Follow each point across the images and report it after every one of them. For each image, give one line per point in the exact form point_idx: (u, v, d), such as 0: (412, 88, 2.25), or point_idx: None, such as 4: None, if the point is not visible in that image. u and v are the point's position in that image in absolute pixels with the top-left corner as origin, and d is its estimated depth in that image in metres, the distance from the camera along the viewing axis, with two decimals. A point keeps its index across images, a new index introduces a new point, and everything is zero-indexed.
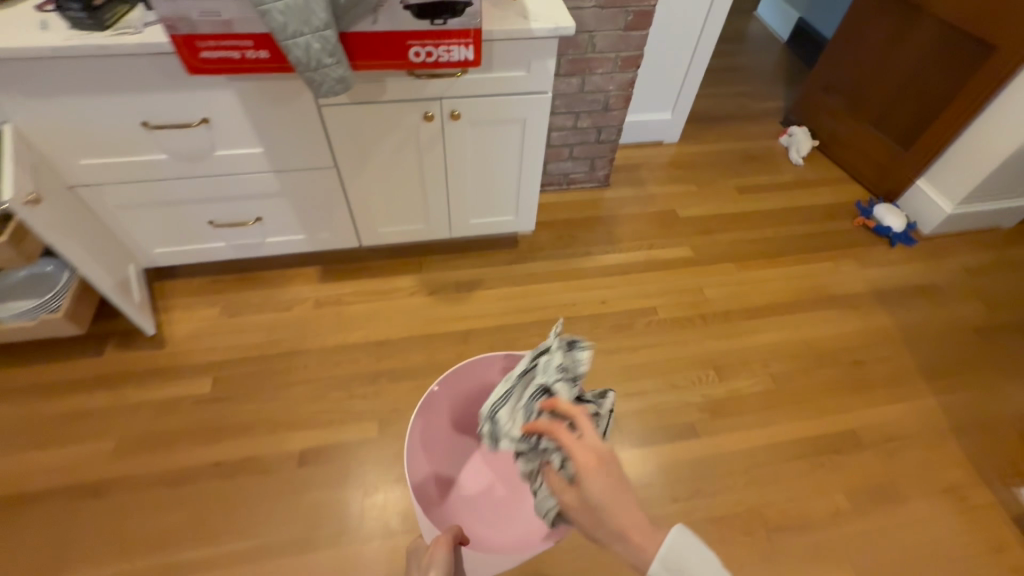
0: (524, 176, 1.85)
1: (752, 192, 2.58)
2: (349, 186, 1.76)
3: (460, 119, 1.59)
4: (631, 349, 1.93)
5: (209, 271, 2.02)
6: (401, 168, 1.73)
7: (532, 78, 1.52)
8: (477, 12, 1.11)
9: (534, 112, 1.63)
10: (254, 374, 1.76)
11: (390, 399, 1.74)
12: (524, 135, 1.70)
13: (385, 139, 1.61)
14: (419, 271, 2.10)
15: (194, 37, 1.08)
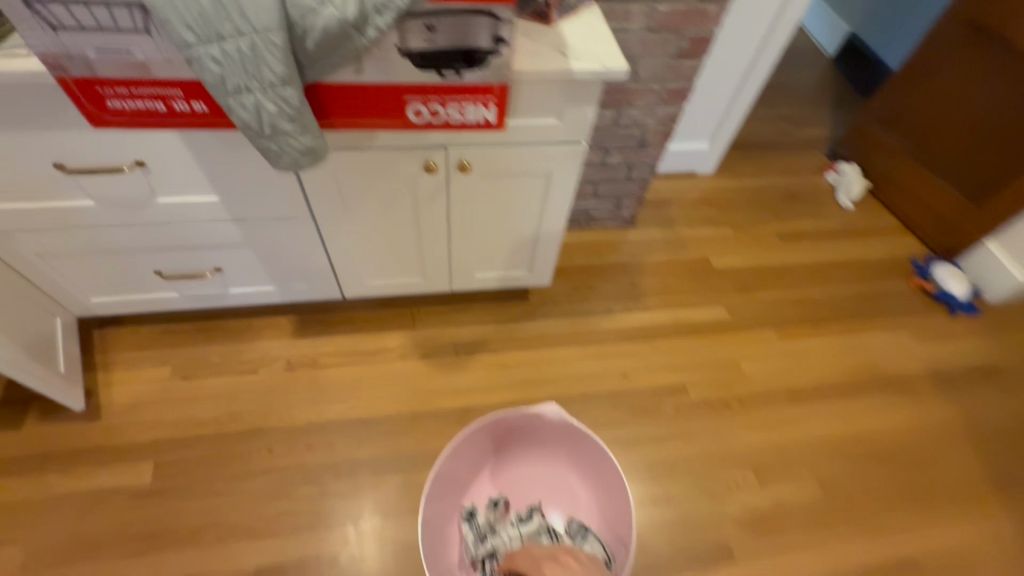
0: (542, 233, 1.53)
1: (795, 240, 2.27)
2: (331, 238, 1.43)
3: (469, 171, 1.26)
4: (656, 439, 1.65)
5: (162, 319, 1.70)
6: (394, 220, 1.41)
7: (563, 128, 1.19)
8: (504, 63, 0.95)
9: (561, 166, 1.30)
10: (207, 459, 1.46)
11: (368, 498, 1.45)
12: (547, 190, 1.37)
13: (374, 189, 1.29)
14: (411, 327, 1.78)
15: (96, 81, 0.91)
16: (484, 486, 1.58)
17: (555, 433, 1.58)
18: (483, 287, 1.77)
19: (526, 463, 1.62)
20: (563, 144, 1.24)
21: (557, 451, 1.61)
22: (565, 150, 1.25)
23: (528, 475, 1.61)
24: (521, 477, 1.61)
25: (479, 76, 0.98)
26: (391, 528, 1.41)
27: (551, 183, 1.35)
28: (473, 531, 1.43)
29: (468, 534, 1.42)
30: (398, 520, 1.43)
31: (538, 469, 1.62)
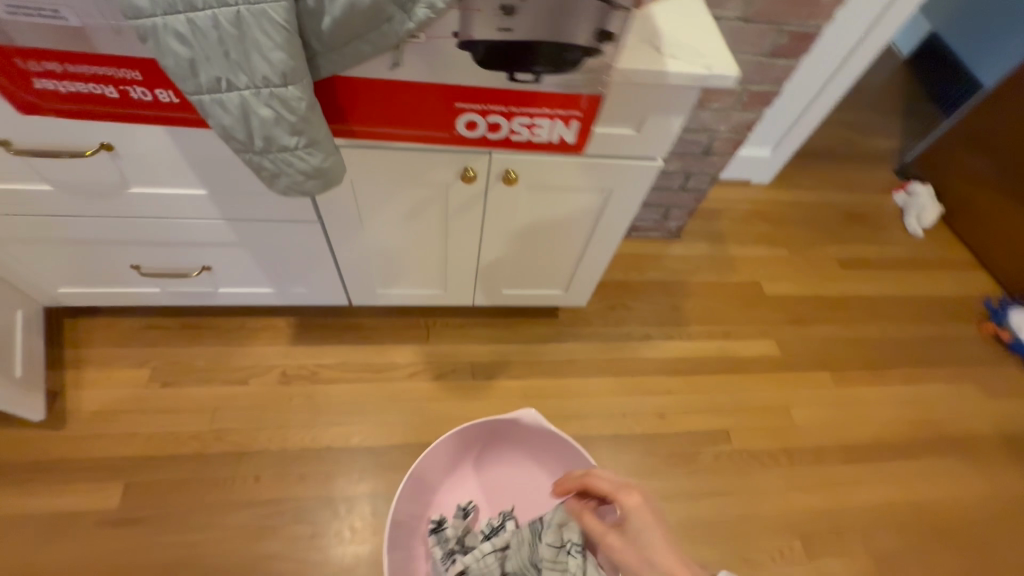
0: (587, 254, 1.30)
1: (857, 268, 2.03)
2: (339, 243, 1.21)
3: (514, 183, 1.03)
4: (692, 494, 1.46)
5: (144, 313, 1.50)
6: (416, 229, 1.18)
7: (638, 141, 0.96)
8: (600, 72, 0.79)
9: (624, 184, 1.06)
10: (184, 484, 1.29)
11: (365, 543, 1.28)
12: (601, 209, 1.14)
13: (396, 194, 1.06)
14: (425, 341, 1.58)
15: (21, 57, 0.75)
16: (457, 493, 1.37)
17: (539, 441, 1.36)
18: (509, 303, 1.55)
19: (505, 468, 1.40)
20: (632, 160, 1.00)
21: (542, 458, 1.38)
22: (634, 166, 1.02)
23: (508, 481, 1.40)
24: (500, 483, 1.40)
25: (563, 82, 0.80)
26: None
27: (608, 201, 1.12)
28: (440, 546, 1.23)
29: (434, 550, 1.22)
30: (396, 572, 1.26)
31: (518, 473, 1.40)
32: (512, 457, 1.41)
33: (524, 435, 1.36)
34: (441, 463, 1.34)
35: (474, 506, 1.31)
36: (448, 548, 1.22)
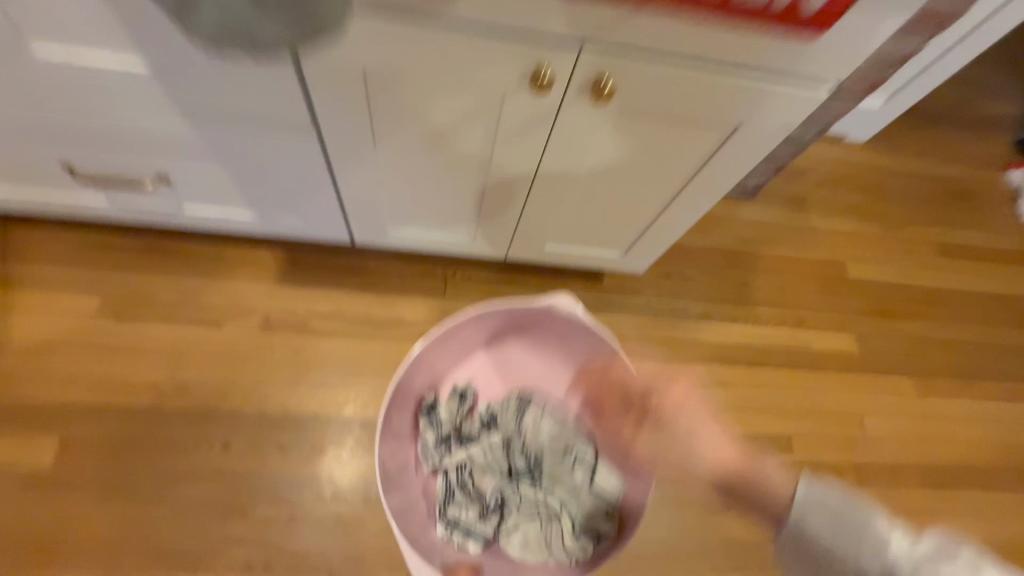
0: (663, 215, 0.99)
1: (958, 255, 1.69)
2: (343, 161, 0.90)
3: (603, 102, 0.72)
4: (741, 509, 1.24)
5: (92, 226, 1.20)
6: (448, 153, 0.87)
7: (799, 55, 0.65)
8: None
9: (754, 125, 0.75)
10: (137, 446, 1.06)
11: (353, 536, 1.06)
12: (704, 157, 0.82)
13: (430, 98, 0.74)
14: (441, 295, 1.29)
15: None
16: (455, 372, 1.09)
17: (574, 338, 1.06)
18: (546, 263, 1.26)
19: (516, 353, 1.11)
20: (778, 85, 0.69)
21: (564, 354, 1.09)
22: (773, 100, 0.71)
23: (514, 367, 1.11)
24: (507, 368, 1.12)
25: None
26: None
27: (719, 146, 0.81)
28: (433, 430, 1.01)
29: (426, 433, 1.01)
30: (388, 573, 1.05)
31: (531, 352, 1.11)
32: (527, 343, 1.11)
33: (557, 327, 1.05)
34: (447, 346, 1.04)
35: (473, 389, 1.07)
36: (443, 433, 1.02)
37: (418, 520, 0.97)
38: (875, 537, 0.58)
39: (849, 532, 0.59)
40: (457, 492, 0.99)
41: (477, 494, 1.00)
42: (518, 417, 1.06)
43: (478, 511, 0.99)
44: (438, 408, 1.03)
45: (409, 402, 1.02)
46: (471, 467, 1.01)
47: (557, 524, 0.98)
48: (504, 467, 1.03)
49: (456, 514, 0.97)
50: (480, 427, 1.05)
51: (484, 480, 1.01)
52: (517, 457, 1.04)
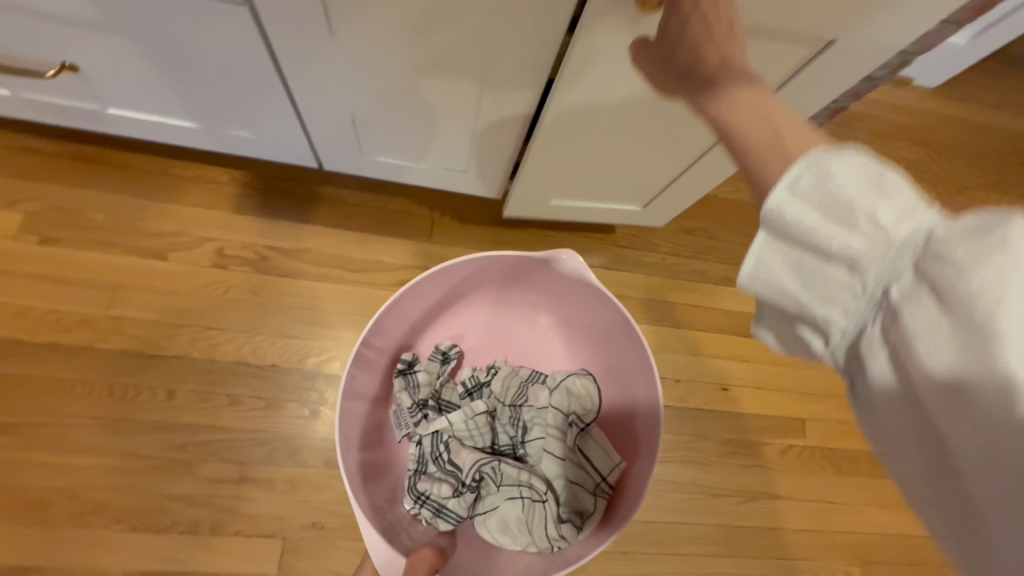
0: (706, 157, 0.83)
1: None
2: (304, 57, 0.69)
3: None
4: (743, 494, 1.14)
5: (18, 130, 1.03)
6: (441, 50, 0.66)
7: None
8: None
9: (863, 45, 0.58)
10: (68, 387, 0.94)
11: (312, 501, 0.95)
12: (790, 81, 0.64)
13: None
14: (426, 236, 1.11)
15: None
16: (438, 332, 0.96)
17: (577, 299, 0.91)
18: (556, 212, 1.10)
19: (509, 315, 0.98)
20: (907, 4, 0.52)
21: (565, 319, 0.96)
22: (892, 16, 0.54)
23: (505, 332, 0.98)
24: (500, 329, 0.98)
25: None
26: (338, 554, 0.94)
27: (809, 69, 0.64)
28: (408, 394, 0.88)
29: (400, 397, 0.88)
30: (349, 543, 0.95)
31: (531, 315, 0.98)
32: (523, 307, 0.97)
33: (557, 289, 0.91)
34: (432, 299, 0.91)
35: (458, 352, 0.93)
36: (420, 399, 0.88)
37: (385, 491, 0.85)
38: (869, 216, 0.29)
39: (830, 221, 0.30)
40: (430, 464, 0.84)
41: (453, 467, 0.83)
42: (508, 387, 0.91)
43: (453, 485, 0.82)
44: (416, 370, 0.90)
45: (384, 361, 0.89)
46: (449, 435, 0.86)
47: (542, 503, 0.80)
48: (486, 438, 0.88)
49: (427, 487, 0.81)
50: (463, 395, 0.92)
51: (462, 451, 0.84)
52: (503, 431, 0.89)
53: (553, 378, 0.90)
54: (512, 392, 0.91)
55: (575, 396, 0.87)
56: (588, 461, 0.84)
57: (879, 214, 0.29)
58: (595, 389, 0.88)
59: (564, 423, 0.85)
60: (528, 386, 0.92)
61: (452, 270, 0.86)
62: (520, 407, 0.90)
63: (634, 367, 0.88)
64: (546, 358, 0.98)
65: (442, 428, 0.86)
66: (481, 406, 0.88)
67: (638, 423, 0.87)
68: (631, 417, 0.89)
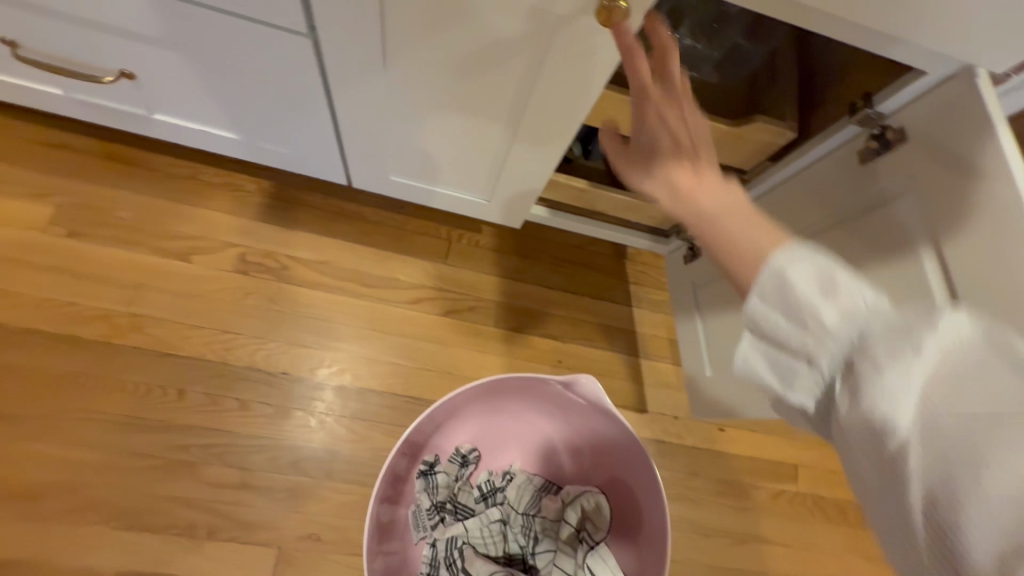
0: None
1: None
2: (364, 94, 0.75)
3: None
4: (733, 536, 1.15)
5: (60, 126, 1.06)
6: (486, 91, 0.71)
7: (936, 97, 0.57)
8: None
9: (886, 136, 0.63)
10: (78, 380, 0.95)
11: (310, 512, 0.96)
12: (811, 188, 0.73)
13: (480, 15, 0.59)
14: (443, 258, 1.15)
15: None
16: (461, 432, 0.92)
17: (594, 420, 0.87)
18: (580, 228, 1.13)
19: (527, 425, 0.93)
20: (894, 128, 0.62)
21: (584, 439, 0.91)
22: (880, 123, 0.64)
23: (529, 442, 0.95)
24: (519, 435, 0.94)
25: None
26: (332, 570, 0.94)
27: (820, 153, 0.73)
28: (428, 495, 0.87)
29: (420, 497, 0.86)
30: (344, 557, 0.95)
31: (547, 426, 0.93)
32: (541, 419, 0.92)
33: (580, 414, 0.88)
34: (456, 404, 0.87)
35: (478, 456, 0.91)
36: (438, 500, 0.87)
37: None
38: (817, 323, 0.36)
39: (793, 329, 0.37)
40: (443, 569, 0.82)
41: None
42: (523, 496, 0.89)
43: None
44: (437, 471, 0.88)
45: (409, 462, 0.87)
46: (463, 541, 0.84)
47: None
48: (501, 547, 0.85)
49: None
50: (478, 499, 0.90)
51: (476, 561, 0.82)
52: (515, 539, 0.86)
53: (568, 494, 0.88)
54: (527, 500, 0.88)
55: (587, 514, 0.85)
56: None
57: (825, 316, 0.36)
58: (605, 507, 0.85)
59: (575, 540, 0.84)
60: (541, 497, 0.89)
61: (489, 385, 0.86)
62: (532, 517, 0.87)
63: (647, 500, 0.84)
64: (569, 473, 0.94)
65: (457, 536, 0.83)
66: (497, 515, 0.87)
67: (647, 545, 0.84)
68: (637, 533, 0.87)
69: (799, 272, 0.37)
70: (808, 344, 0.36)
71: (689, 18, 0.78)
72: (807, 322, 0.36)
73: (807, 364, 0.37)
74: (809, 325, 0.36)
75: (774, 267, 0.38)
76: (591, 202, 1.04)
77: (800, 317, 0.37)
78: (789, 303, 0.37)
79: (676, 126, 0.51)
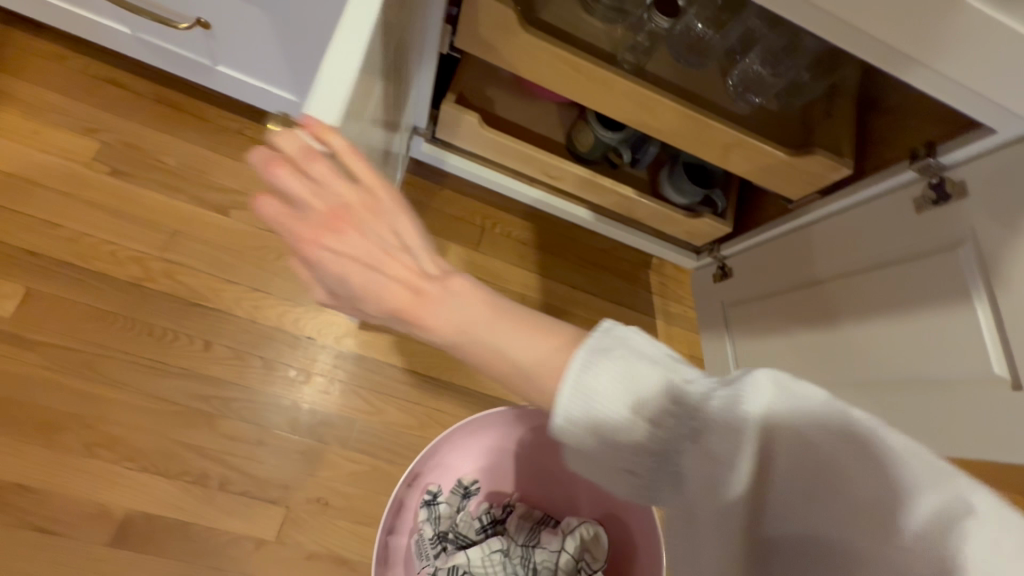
0: (770, 251, 0.96)
1: None
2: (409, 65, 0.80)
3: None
4: None
5: (115, 64, 1.06)
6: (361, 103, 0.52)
7: (1001, 156, 0.61)
8: None
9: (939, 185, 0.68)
10: (106, 318, 0.95)
11: (320, 476, 0.97)
12: (868, 225, 0.78)
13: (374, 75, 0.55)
14: (475, 246, 1.16)
15: None
16: (461, 461, 0.90)
17: None
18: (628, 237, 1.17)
19: (518, 459, 0.92)
20: (953, 181, 0.66)
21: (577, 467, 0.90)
22: (939, 173, 0.68)
23: (532, 468, 0.92)
24: (513, 468, 0.92)
25: None
26: (336, 536, 0.96)
27: (874, 192, 0.77)
28: (430, 525, 0.85)
29: (422, 526, 0.84)
30: (348, 524, 0.97)
31: (536, 455, 0.91)
32: (530, 450, 0.91)
33: None
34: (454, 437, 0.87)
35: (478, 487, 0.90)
36: (440, 530, 0.85)
37: None
38: (637, 414, 0.37)
39: (611, 413, 0.37)
40: None
41: None
42: (523, 526, 0.86)
43: None
44: (439, 501, 0.86)
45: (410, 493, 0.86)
46: (465, 571, 0.80)
47: None
48: None
49: None
50: (479, 530, 0.87)
51: None
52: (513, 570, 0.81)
53: (567, 527, 0.84)
54: (526, 532, 0.85)
55: (586, 543, 0.81)
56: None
57: (640, 409, 0.37)
58: (602, 536, 0.81)
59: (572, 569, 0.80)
60: (541, 529, 0.86)
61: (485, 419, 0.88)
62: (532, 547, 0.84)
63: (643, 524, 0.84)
64: (566, 498, 0.92)
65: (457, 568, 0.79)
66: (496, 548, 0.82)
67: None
68: (634, 558, 0.85)
69: (601, 371, 0.38)
70: (622, 447, 0.37)
71: (763, 44, 0.80)
72: (624, 412, 0.37)
73: (634, 442, 0.37)
74: (631, 414, 0.37)
75: (586, 357, 0.39)
76: (630, 210, 1.06)
77: (631, 399, 0.37)
78: (608, 400, 0.37)
79: (369, 240, 0.41)
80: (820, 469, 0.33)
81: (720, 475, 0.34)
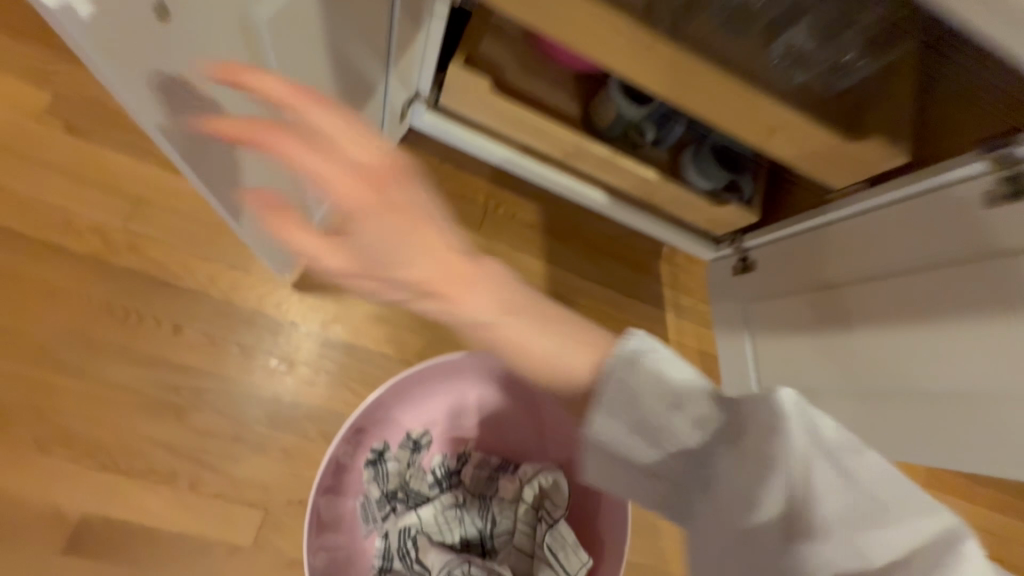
0: (804, 243, 0.88)
1: None
2: (412, 17, 0.70)
3: None
4: None
5: None
6: None
7: None
8: None
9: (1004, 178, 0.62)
10: (60, 296, 0.84)
11: (303, 476, 0.88)
12: (925, 219, 0.70)
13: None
14: (478, 227, 1.07)
15: None
16: (409, 414, 0.85)
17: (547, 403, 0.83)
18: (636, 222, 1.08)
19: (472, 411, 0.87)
20: None
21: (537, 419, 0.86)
22: (1016, 164, 0.61)
23: (488, 418, 0.87)
24: (466, 420, 0.87)
25: None
26: None
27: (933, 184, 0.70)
28: (377, 484, 0.80)
29: (369, 487, 0.80)
30: None
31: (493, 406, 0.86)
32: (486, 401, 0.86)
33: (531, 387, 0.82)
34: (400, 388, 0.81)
35: (429, 439, 0.84)
36: (388, 489, 0.80)
37: None
38: (683, 418, 0.42)
39: (647, 398, 0.42)
40: (396, 560, 0.77)
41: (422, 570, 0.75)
42: (478, 477, 0.82)
43: None
44: (386, 459, 0.81)
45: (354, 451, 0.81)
46: (416, 530, 0.77)
47: None
48: (458, 534, 0.77)
49: None
50: (432, 484, 0.82)
51: (429, 551, 0.75)
52: (471, 522, 0.78)
53: (525, 472, 0.80)
54: (482, 482, 0.82)
55: (547, 492, 0.77)
56: (557, 560, 0.71)
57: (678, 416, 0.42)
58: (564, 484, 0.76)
59: (532, 517, 0.77)
60: (499, 477, 0.82)
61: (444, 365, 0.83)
62: (488, 497, 0.81)
63: None
64: (523, 442, 0.87)
65: (409, 523, 0.77)
66: (448, 500, 0.79)
67: None
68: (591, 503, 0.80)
69: (650, 363, 0.43)
70: (671, 444, 0.42)
71: None
72: (664, 405, 0.42)
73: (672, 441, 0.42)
74: (671, 410, 0.42)
75: (633, 349, 0.43)
76: (649, 193, 0.97)
77: (670, 398, 0.42)
78: (645, 384, 0.43)
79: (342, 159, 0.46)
80: (841, 484, 0.38)
81: (759, 479, 0.39)
